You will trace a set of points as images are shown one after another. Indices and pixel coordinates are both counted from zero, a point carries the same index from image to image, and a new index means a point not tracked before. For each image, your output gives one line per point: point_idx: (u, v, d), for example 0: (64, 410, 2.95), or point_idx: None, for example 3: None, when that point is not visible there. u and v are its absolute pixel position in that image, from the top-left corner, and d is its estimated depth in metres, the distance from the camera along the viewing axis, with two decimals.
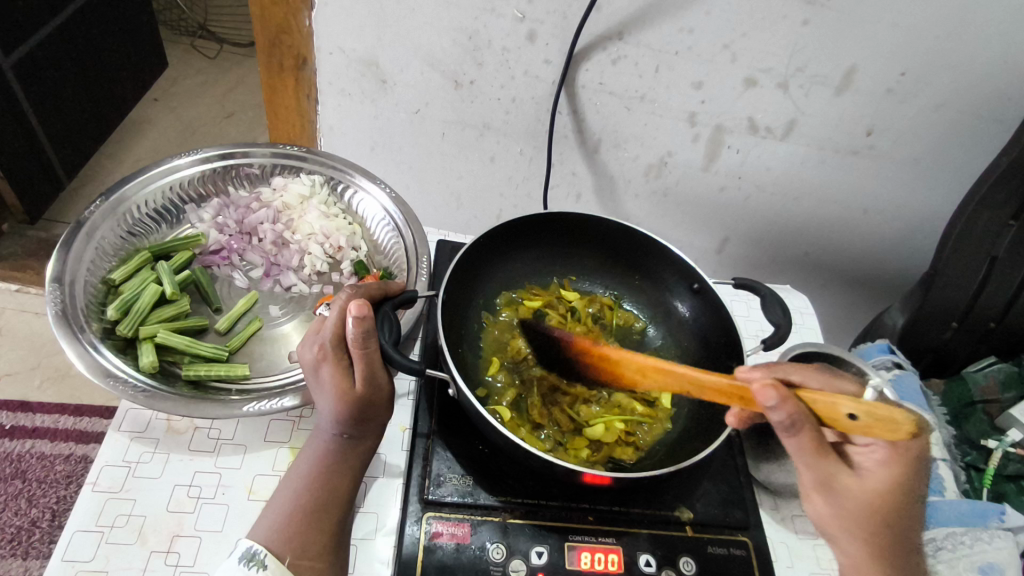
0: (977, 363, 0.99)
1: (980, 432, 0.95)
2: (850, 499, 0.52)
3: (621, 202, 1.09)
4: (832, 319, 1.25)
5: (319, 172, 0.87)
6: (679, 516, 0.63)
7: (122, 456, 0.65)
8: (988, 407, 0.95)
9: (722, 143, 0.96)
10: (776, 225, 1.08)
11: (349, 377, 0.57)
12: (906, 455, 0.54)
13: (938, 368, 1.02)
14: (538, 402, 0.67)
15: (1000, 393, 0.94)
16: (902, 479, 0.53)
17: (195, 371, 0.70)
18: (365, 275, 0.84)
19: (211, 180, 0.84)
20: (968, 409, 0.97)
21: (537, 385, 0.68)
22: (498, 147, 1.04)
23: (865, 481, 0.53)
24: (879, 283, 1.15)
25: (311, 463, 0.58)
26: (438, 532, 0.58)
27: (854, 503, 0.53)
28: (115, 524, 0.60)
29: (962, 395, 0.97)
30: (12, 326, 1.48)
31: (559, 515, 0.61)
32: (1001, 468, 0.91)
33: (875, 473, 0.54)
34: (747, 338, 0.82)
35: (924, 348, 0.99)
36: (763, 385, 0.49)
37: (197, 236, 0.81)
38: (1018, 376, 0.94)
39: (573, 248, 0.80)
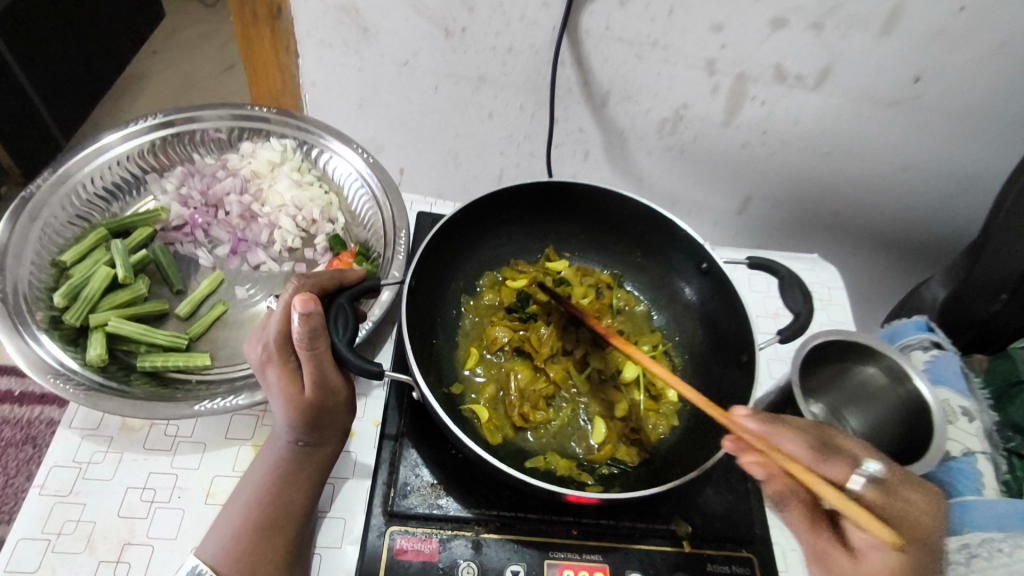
0: None
1: None
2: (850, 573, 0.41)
3: (633, 161, 0.98)
4: (867, 289, 1.14)
5: (290, 136, 0.79)
6: (674, 530, 0.56)
7: (73, 457, 0.60)
8: None
9: (745, 94, 0.84)
10: (809, 186, 0.96)
11: (298, 384, 0.50)
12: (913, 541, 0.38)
13: (982, 344, 0.92)
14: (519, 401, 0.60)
15: None
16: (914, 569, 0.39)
17: (151, 362, 0.64)
18: (340, 250, 0.77)
19: (173, 146, 0.77)
20: (1014, 389, 0.87)
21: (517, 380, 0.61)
22: (497, 102, 0.93)
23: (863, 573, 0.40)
24: (926, 251, 1.02)
25: (263, 473, 0.53)
26: (402, 548, 0.53)
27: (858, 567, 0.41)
28: (63, 531, 0.56)
29: (1008, 373, 0.88)
30: None
31: (538, 529, 0.55)
32: None
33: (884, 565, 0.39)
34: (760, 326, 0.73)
35: (968, 323, 0.89)
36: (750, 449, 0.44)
37: (156, 211, 0.74)
38: None
39: (568, 220, 0.71)
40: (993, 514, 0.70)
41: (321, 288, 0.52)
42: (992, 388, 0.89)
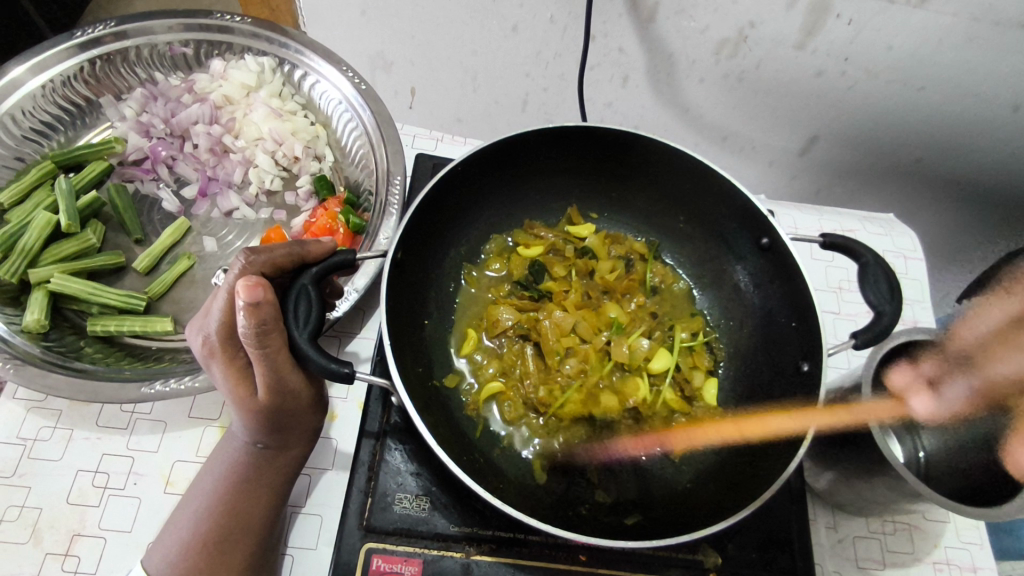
0: None
1: None
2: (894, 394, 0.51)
3: (680, 90, 0.81)
4: None
5: (266, 53, 0.66)
6: (702, 561, 0.48)
7: (17, 432, 0.53)
8: None
9: (830, 10, 0.66)
10: (896, 131, 0.78)
11: (253, 384, 0.41)
12: None
13: None
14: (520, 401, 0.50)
15: None
16: None
17: (103, 326, 0.56)
18: (326, 196, 0.66)
19: (128, 62, 0.65)
20: None
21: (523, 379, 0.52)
22: (521, 12, 0.76)
23: None
24: None
25: (217, 476, 0.45)
26: (378, 570, 0.45)
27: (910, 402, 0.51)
28: (6, 518, 0.50)
29: None
30: None
31: (540, 553, 0.47)
32: None
33: None
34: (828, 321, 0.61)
35: None
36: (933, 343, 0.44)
37: (108, 143, 0.63)
38: None
39: (597, 174, 0.58)
40: None
41: (275, 265, 0.42)
42: None
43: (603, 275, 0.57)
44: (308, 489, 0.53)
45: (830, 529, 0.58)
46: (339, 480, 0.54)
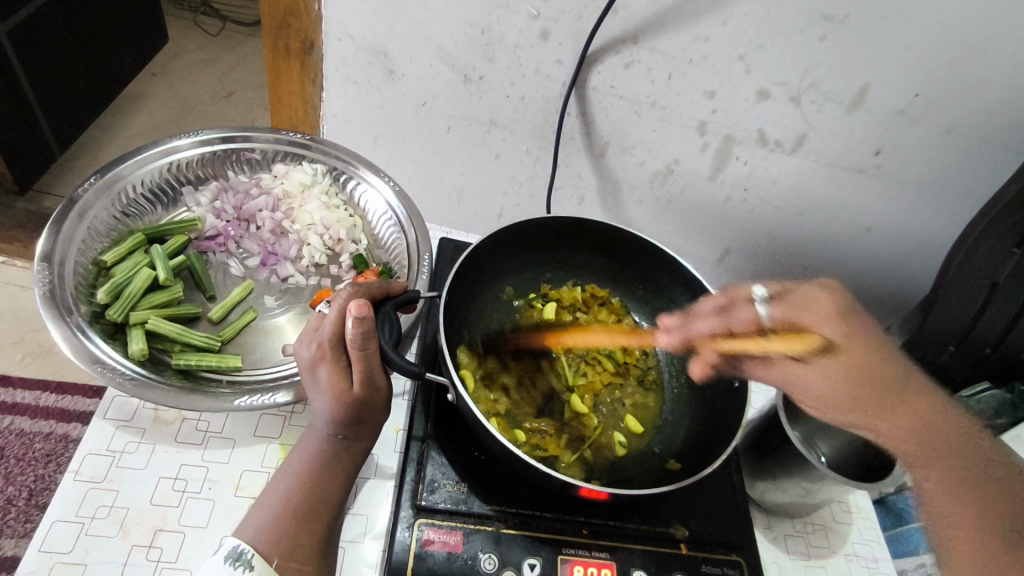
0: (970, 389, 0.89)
1: None
2: (802, 385, 0.63)
3: (624, 208, 1.06)
4: None
5: (322, 161, 0.85)
6: (674, 533, 0.63)
7: (107, 445, 0.62)
8: None
9: (730, 154, 0.93)
10: (783, 242, 1.04)
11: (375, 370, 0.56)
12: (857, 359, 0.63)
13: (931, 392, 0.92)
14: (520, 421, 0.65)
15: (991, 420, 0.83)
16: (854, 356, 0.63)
17: (185, 360, 0.68)
18: (363, 269, 0.83)
19: (210, 163, 0.82)
20: None
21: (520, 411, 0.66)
22: (503, 145, 0.99)
23: (812, 378, 0.63)
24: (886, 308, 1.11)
25: (302, 462, 0.56)
26: (430, 539, 0.57)
27: (825, 398, 0.62)
28: (96, 516, 0.58)
29: None
30: None
31: (553, 527, 0.60)
32: None
33: (823, 376, 0.63)
34: None
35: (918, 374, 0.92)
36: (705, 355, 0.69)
37: (193, 220, 0.80)
38: (1012, 403, 0.84)
39: (578, 252, 0.79)
40: None
41: (370, 295, 0.60)
42: None
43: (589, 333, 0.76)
44: (355, 494, 0.61)
45: (766, 529, 0.73)
46: (377, 487, 0.62)
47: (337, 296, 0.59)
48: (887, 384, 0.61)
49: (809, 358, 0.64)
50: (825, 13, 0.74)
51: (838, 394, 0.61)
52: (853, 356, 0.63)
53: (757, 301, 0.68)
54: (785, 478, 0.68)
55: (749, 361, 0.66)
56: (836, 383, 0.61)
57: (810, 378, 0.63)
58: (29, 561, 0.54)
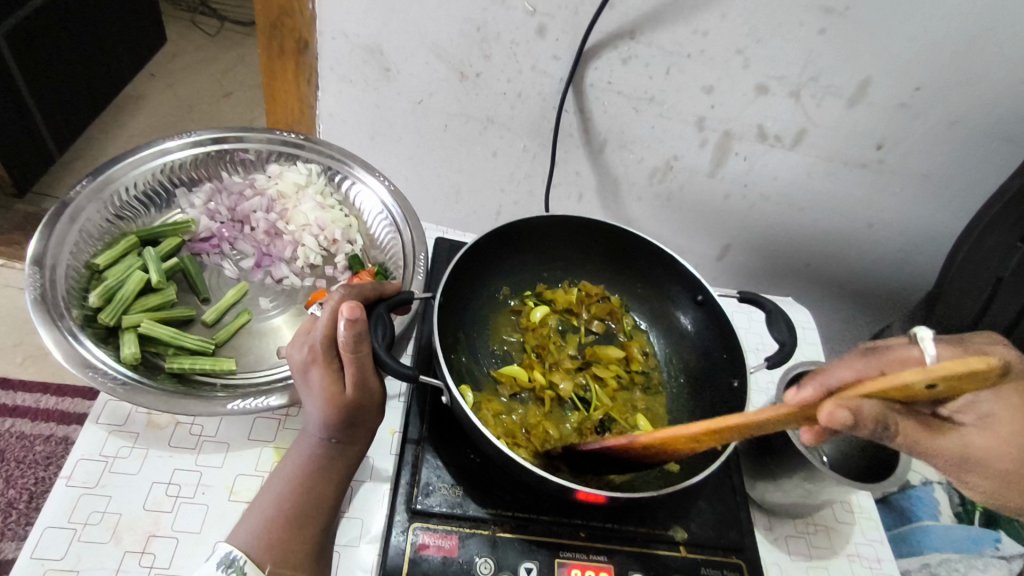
0: None
1: None
2: (993, 463, 0.45)
3: (623, 205, 1.05)
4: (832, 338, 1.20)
5: (316, 161, 0.85)
6: (673, 536, 0.62)
7: (100, 450, 0.62)
8: None
9: (730, 150, 0.91)
10: (784, 238, 1.03)
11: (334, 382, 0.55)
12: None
13: None
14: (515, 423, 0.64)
15: None
16: None
17: (179, 363, 0.67)
18: (359, 270, 0.82)
19: (204, 164, 0.82)
20: None
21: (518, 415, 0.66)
22: (501, 142, 0.98)
23: (991, 442, 0.46)
24: (889, 303, 1.10)
25: (296, 466, 0.56)
26: (424, 544, 0.56)
27: (1006, 475, 0.46)
28: (89, 521, 0.58)
29: None
30: None
31: (550, 530, 0.60)
32: None
33: (996, 426, 0.46)
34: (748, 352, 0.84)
35: None
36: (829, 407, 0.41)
37: (186, 222, 0.79)
38: None
39: (576, 252, 0.79)
40: (951, 540, 0.77)
41: (363, 296, 0.60)
42: None
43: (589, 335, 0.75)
44: (350, 498, 0.60)
45: (767, 530, 0.72)
46: (371, 491, 0.61)
47: (329, 297, 0.59)
48: None
49: (979, 417, 0.46)
50: (825, 6, 0.72)
51: (1013, 466, 0.46)
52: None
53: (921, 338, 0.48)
54: (786, 478, 0.68)
55: (909, 428, 0.44)
56: (998, 436, 0.46)
57: (983, 440, 0.46)
58: (22, 567, 0.54)
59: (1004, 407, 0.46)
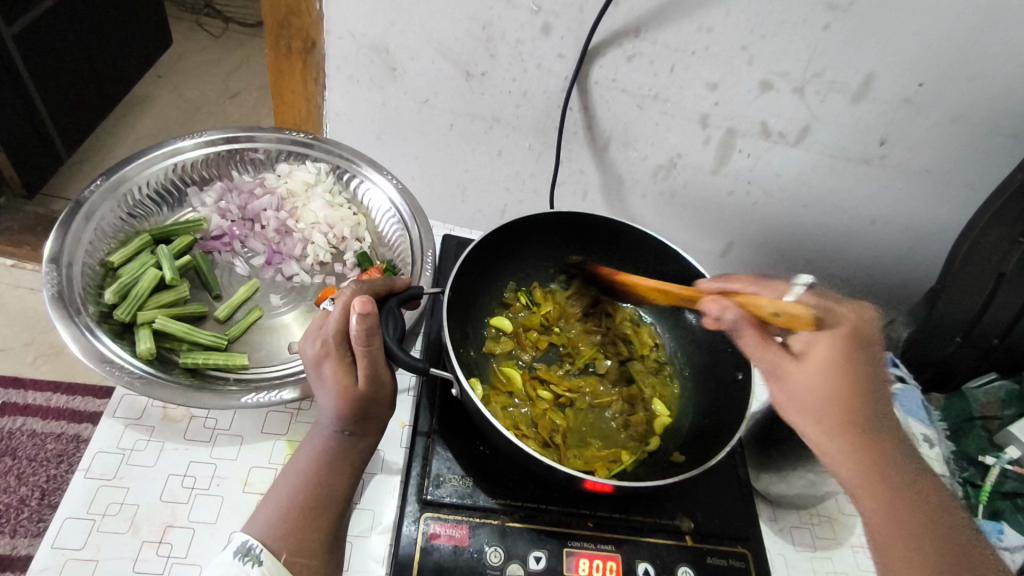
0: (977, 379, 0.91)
1: (978, 448, 0.86)
2: (799, 388, 0.57)
3: (628, 202, 1.05)
4: None
5: (325, 160, 0.85)
6: (679, 525, 0.63)
7: (117, 443, 0.63)
8: (988, 423, 0.87)
9: (733, 147, 0.92)
10: (787, 234, 1.04)
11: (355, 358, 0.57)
12: (843, 347, 0.58)
13: (938, 382, 0.95)
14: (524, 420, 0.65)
15: (999, 410, 0.86)
16: (844, 360, 0.58)
17: (193, 358, 0.69)
18: (368, 267, 0.83)
19: (215, 163, 0.83)
20: (967, 425, 0.88)
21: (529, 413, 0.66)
22: (506, 141, 0.99)
23: (807, 365, 0.58)
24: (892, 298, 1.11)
25: (310, 457, 0.57)
26: (436, 533, 0.58)
27: (802, 397, 0.57)
28: (107, 513, 0.59)
29: (962, 410, 0.89)
30: (4, 302, 1.41)
31: (558, 520, 0.61)
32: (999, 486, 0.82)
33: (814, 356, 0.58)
34: None
35: (926, 362, 0.92)
36: (713, 298, 0.63)
37: (198, 220, 0.80)
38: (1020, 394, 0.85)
39: (582, 248, 0.79)
40: None
41: (374, 292, 0.61)
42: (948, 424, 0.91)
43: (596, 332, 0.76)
44: (362, 489, 0.62)
45: (771, 521, 0.73)
46: (383, 482, 0.63)
47: (340, 293, 0.60)
48: (866, 417, 0.56)
49: (804, 352, 0.60)
50: (825, 4, 0.73)
51: (818, 396, 0.56)
52: (849, 349, 0.58)
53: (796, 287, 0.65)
54: (789, 470, 0.68)
55: (746, 338, 0.62)
56: (812, 372, 0.58)
57: (795, 366, 0.58)
58: (42, 558, 0.55)
59: (822, 346, 0.59)
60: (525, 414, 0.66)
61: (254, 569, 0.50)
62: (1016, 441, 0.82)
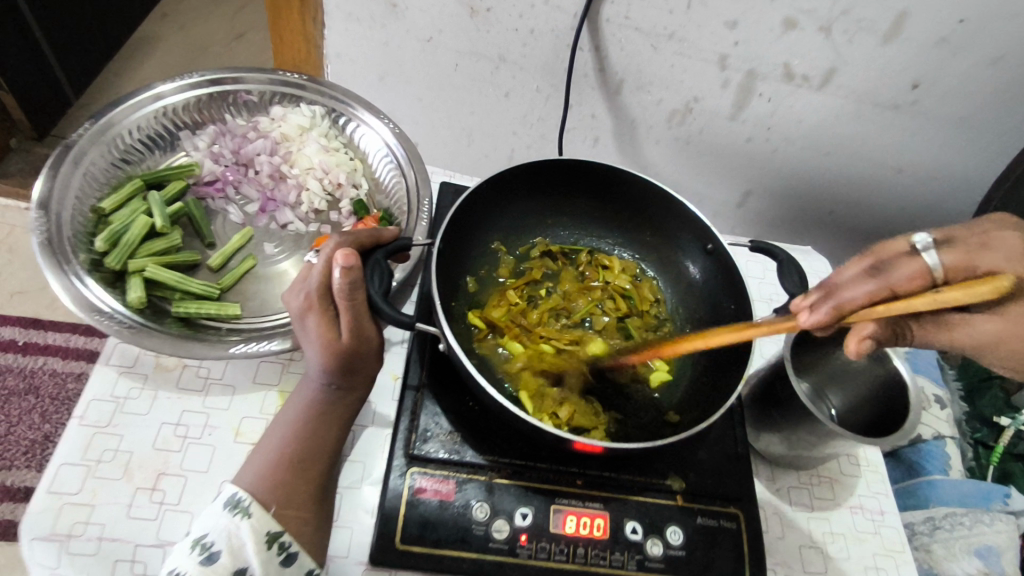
0: None
1: (993, 408, 0.90)
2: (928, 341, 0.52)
3: (641, 148, 1.01)
4: None
5: (319, 103, 0.83)
6: (670, 485, 0.62)
7: (110, 391, 0.64)
8: (1007, 384, 0.91)
9: (752, 91, 0.86)
10: (808, 185, 0.99)
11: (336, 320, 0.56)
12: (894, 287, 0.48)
13: None
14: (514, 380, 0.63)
15: None
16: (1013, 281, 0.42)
17: (185, 308, 0.68)
18: (364, 216, 0.81)
19: (206, 106, 0.80)
20: (984, 385, 0.92)
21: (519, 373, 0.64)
22: (514, 82, 0.94)
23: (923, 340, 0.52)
24: None
25: (298, 411, 0.56)
26: (422, 488, 0.58)
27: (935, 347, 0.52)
28: (102, 459, 0.60)
29: (981, 370, 0.93)
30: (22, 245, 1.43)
31: (547, 477, 0.60)
32: (1011, 446, 0.87)
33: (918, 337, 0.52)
34: (761, 303, 0.82)
35: None
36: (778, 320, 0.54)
37: (190, 166, 0.78)
38: None
39: (582, 199, 0.75)
40: (958, 495, 0.78)
41: (359, 243, 0.59)
42: (964, 383, 0.94)
43: (594, 287, 0.72)
44: (352, 442, 0.62)
45: (769, 480, 0.72)
46: (374, 435, 0.63)
47: (325, 244, 0.58)
48: None
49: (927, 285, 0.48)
50: None
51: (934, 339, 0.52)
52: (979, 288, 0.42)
53: (922, 250, 0.50)
54: (788, 429, 0.67)
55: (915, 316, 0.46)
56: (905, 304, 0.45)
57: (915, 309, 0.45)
58: (39, 501, 0.56)
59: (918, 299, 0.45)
60: (515, 370, 0.64)
61: (244, 520, 0.50)
62: None
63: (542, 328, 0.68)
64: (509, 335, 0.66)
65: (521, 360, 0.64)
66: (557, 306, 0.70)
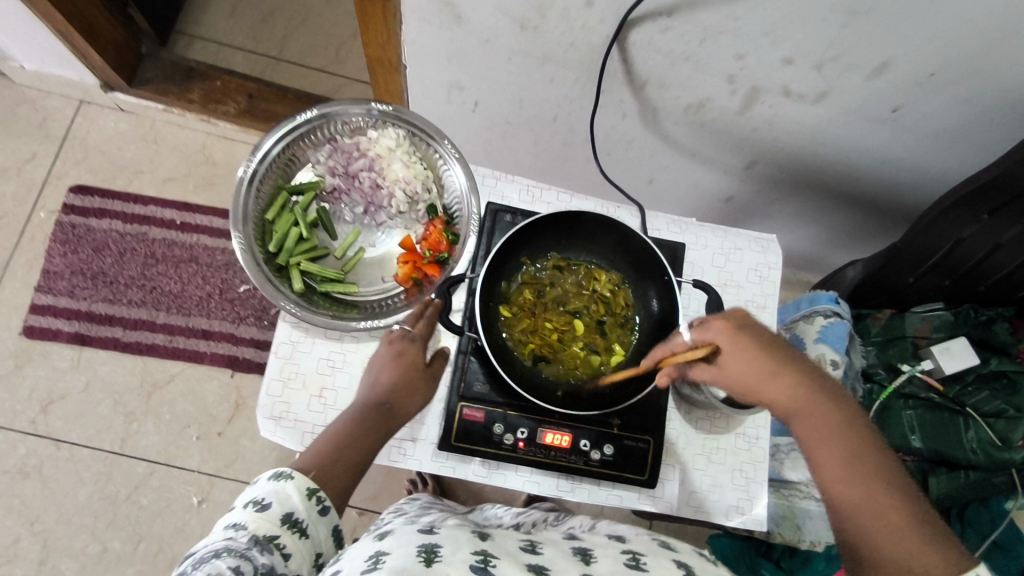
0: (926, 305, 1.47)
1: (900, 356, 1.48)
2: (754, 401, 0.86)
3: (662, 125, 1.26)
4: (849, 228, 1.58)
5: (402, 127, 1.13)
6: (610, 420, 1.09)
7: (288, 336, 1.11)
8: (916, 340, 1.48)
9: (756, 99, 1.13)
10: (808, 155, 1.29)
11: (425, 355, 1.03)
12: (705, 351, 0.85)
13: (897, 301, 1.50)
14: (524, 349, 1.07)
15: (927, 333, 1.46)
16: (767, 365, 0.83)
17: (325, 287, 1.13)
18: (434, 217, 1.18)
19: (324, 129, 1.13)
20: (901, 339, 1.49)
21: (523, 344, 1.07)
22: (556, 73, 1.14)
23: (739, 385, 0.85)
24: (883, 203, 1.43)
25: (349, 415, 0.93)
26: (468, 412, 1.07)
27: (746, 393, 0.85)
28: (290, 378, 1.09)
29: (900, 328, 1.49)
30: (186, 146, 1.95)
31: (536, 410, 1.08)
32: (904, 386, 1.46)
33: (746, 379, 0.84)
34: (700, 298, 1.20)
35: (885, 289, 1.45)
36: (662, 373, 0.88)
37: (316, 183, 1.17)
38: (948, 323, 1.44)
39: (584, 232, 1.09)
40: None
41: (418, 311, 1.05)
42: (883, 336, 1.52)
43: (585, 293, 1.11)
44: None
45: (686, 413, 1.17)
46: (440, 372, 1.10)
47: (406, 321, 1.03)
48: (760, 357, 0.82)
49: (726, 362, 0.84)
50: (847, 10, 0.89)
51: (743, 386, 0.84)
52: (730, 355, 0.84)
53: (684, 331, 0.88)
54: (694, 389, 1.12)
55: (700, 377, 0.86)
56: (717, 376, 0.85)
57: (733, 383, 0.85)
58: (263, 397, 1.07)
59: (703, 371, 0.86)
60: (524, 345, 1.07)
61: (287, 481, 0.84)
62: (934, 358, 1.42)
63: (544, 317, 1.10)
64: (523, 322, 1.08)
65: (528, 339, 1.07)
66: (558, 300, 1.11)
